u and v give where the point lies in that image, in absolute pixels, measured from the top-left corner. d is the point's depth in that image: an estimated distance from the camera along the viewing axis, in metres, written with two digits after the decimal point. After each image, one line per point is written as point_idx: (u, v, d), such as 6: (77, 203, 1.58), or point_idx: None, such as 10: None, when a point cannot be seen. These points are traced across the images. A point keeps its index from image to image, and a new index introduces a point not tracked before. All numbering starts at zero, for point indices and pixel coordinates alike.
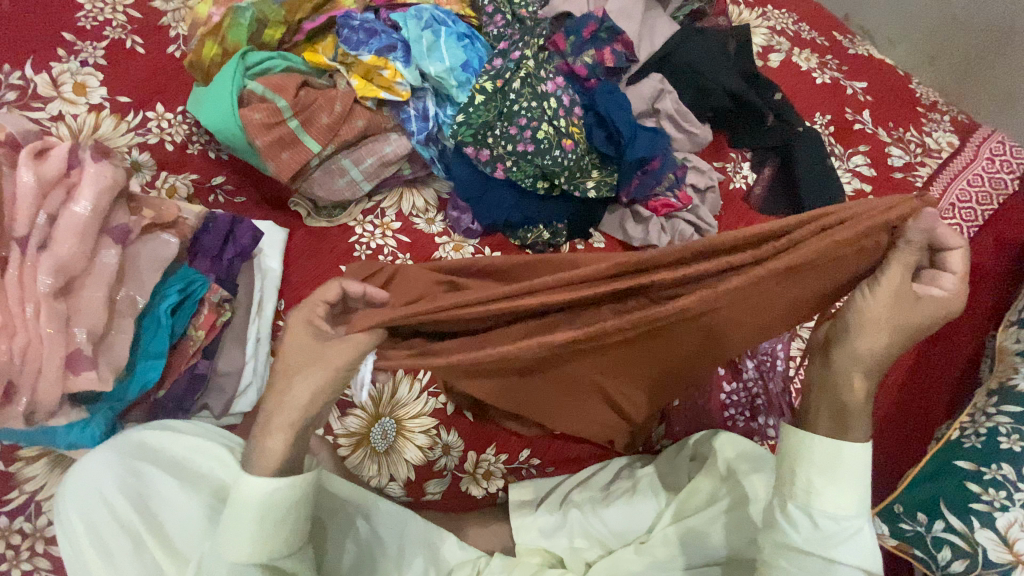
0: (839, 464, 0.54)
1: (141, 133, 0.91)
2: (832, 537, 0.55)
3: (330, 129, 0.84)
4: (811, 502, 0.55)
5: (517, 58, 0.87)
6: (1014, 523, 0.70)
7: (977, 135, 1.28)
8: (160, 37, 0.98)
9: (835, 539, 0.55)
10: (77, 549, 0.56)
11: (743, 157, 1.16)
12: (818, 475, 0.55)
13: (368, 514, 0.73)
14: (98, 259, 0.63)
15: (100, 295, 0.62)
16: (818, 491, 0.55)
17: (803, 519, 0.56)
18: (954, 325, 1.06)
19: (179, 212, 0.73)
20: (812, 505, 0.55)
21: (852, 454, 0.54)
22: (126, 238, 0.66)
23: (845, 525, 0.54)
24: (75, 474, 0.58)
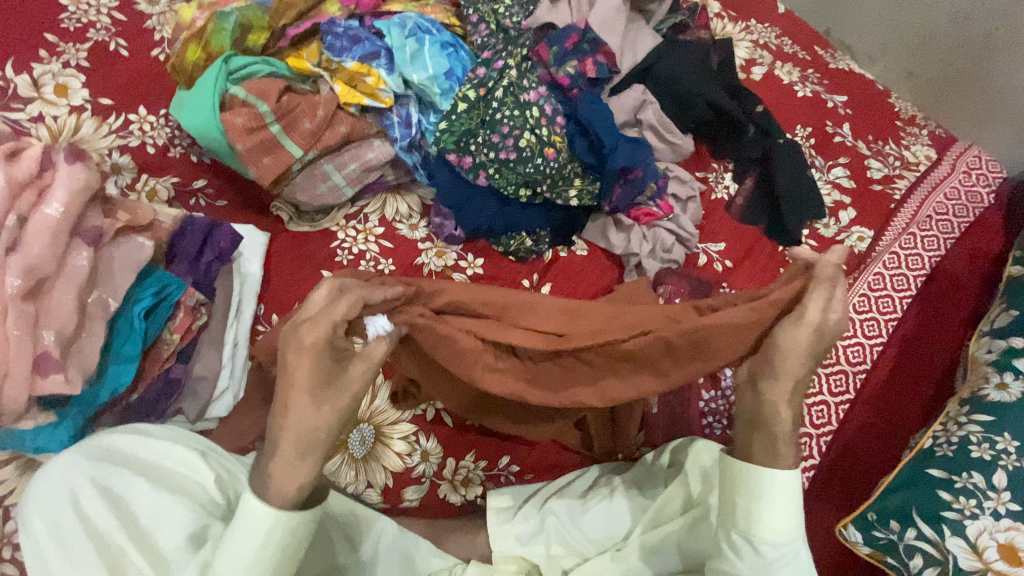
0: (776, 494, 0.62)
1: (122, 135, 0.90)
2: (773, 561, 0.63)
3: (313, 133, 0.84)
4: (752, 531, 0.63)
5: (500, 67, 0.89)
6: (983, 531, 0.72)
7: (953, 149, 1.31)
8: (144, 40, 0.98)
9: (776, 563, 0.63)
10: (35, 553, 0.52)
11: (725, 168, 1.18)
12: (758, 504, 0.63)
13: (351, 521, 0.75)
14: (69, 261, 0.63)
15: (71, 297, 0.61)
16: (757, 519, 0.63)
17: (748, 549, 0.64)
18: (930, 336, 1.09)
19: (156, 215, 0.73)
20: (753, 534, 0.63)
21: (787, 484, 0.62)
22: (99, 240, 0.66)
23: (783, 550, 0.63)
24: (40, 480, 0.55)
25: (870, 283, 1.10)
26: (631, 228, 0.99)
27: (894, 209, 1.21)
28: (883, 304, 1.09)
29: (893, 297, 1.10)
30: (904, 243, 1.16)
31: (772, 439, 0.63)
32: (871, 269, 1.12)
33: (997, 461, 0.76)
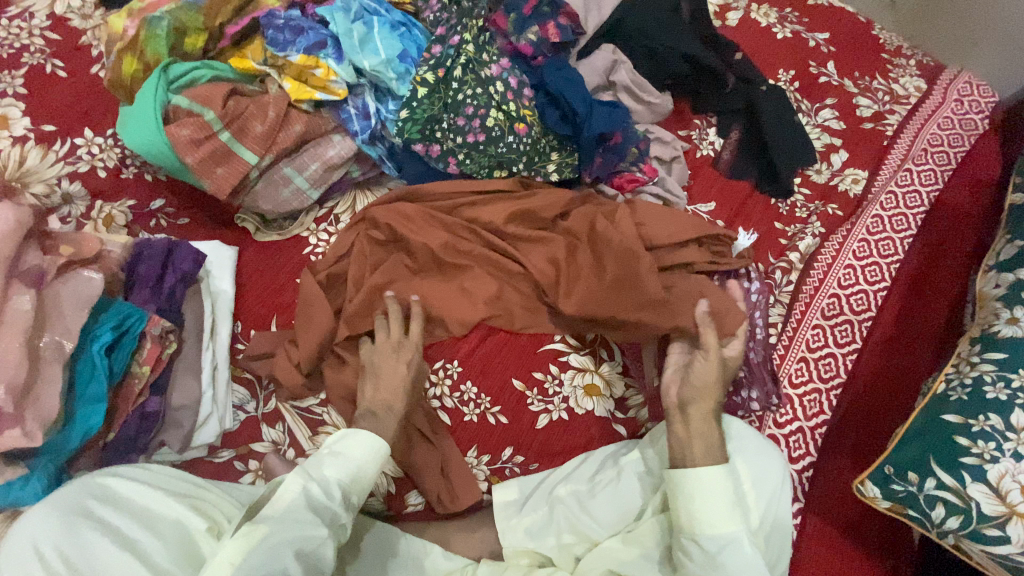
0: (704, 488, 0.66)
1: (71, 162, 0.86)
2: (715, 555, 0.65)
3: (266, 136, 0.79)
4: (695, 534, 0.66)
5: (456, 42, 0.83)
6: (1004, 474, 0.69)
7: (945, 76, 1.25)
8: (82, 57, 0.93)
9: (711, 561, 0.65)
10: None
11: (709, 123, 1.11)
12: (694, 501, 0.67)
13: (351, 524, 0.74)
14: (10, 307, 0.59)
15: (17, 344, 0.58)
16: (697, 518, 0.66)
17: (695, 547, 0.66)
18: (936, 271, 1.05)
19: (103, 246, 0.71)
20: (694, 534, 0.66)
21: (708, 478, 0.66)
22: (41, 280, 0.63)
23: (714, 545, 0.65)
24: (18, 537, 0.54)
25: (869, 226, 1.06)
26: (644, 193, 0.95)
27: (887, 146, 1.16)
28: (882, 247, 1.05)
29: (894, 238, 1.06)
30: (900, 181, 1.11)
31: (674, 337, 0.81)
32: (869, 211, 1.07)
33: (1013, 400, 0.72)
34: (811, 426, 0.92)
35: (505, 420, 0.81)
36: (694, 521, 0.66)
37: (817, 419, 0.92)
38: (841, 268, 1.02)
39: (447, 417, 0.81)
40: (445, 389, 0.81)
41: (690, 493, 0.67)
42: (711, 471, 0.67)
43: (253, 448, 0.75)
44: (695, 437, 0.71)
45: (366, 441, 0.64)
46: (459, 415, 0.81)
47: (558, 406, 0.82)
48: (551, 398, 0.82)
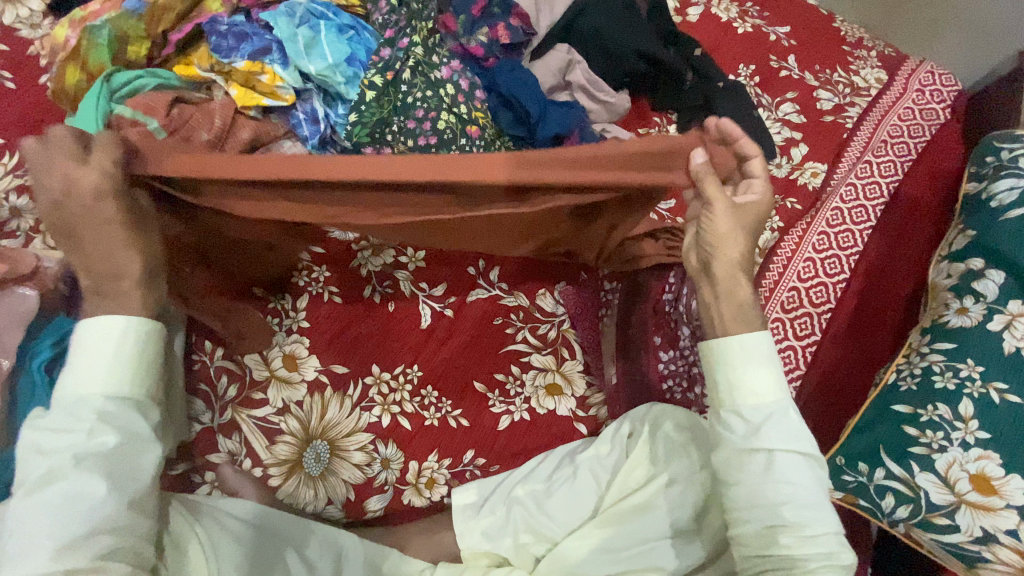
0: (746, 357, 0.61)
1: (19, 174, 0.85)
2: (761, 426, 0.59)
3: (213, 144, 0.78)
4: (735, 400, 0.61)
5: (406, 45, 0.83)
6: (951, 463, 0.70)
7: (905, 67, 1.26)
8: (29, 67, 0.91)
9: (763, 426, 0.59)
10: None
11: (668, 120, 1.13)
12: (734, 372, 0.61)
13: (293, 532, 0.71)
14: None
15: None
16: (738, 386, 0.61)
17: (737, 420, 0.60)
18: (895, 263, 1.07)
19: (38, 260, 0.68)
20: (736, 401, 0.61)
21: (753, 345, 0.61)
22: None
23: (766, 412, 0.60)
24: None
25: (828, 219, 1.07)
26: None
27: (847, 139, 1.17)
28: (842, 239, 1.06)
29: (853, 230, 1.07)
30: (860, 173, 1.12)
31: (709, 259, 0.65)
32: (828, 204, 1.09)
33: (962, 390, 0.73)
34: None
35: (466, 423, 0.82)
36: (736, 382, 0.61)
37: None
38: (801, 261, 1.03)
39: (408, 423, 0.81)
40: (407, 394, 0.82)
41: (749, 363, 0.61)
42: (752, 338, 0.61)
43: (209, 459, 0.76)
44: (745, 287, 0.63)
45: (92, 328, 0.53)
46: (420, 420, 0.82)
47: (519, 406, 0.84)
48: (512, 399, 0.84)
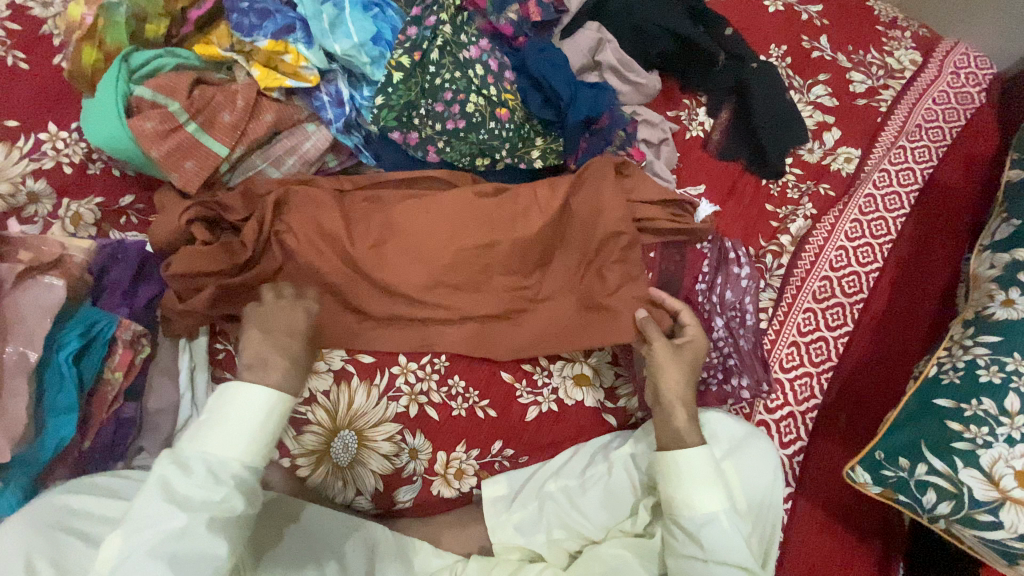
0: (681, 472, 0.68)
1: (35, 158, 0.82)
2: (701, 535, 0.66)
3: (236, 127, 0.76)
4: (676, 513, 0.68)
5: (432, 23, 0.80)
6: (997, 459, 0.68)
7: (941, 49, 1.22)
8: (42, 47, 0.88)
9: (701, 541, 0.65)
10: None
11: (697, 102, 1.09)
12: (673, 489, 0.68)
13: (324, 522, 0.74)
14: None
15: None
16: (676, 502, 0.68)
17: (680, 529, 0.67)
18: (931, 252, 1.04)
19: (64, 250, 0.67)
20: (677, 514, 0.68)
21: (689, 459, 0.68)
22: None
23: (703, 526, 0.66)
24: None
25: (861, 206, 1.04)
26: (652, 168, 0.95)
27: (881, 124, 1.13)
28: (875, 227, 1.03)
29: (887, 218, 1.04)
30: (894, 159, 1.09)
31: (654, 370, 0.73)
32: (862, 191, 1.05)
33: (1008, 384, 0.71)
34: (802, 411, 0.91)
35: (494, 413, 0.79)
36: (688, 501, 0.67)
37: (808, 404, 0.92)
38: (834, 249, 1.00)
39: (435, 413, 0.78)
40: (434, 384, 0.78)
41: (690, 476, 0.68)
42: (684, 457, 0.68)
43: None
44: (688, 431, 0.70)
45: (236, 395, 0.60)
46: (448, 409, 0.79)
47: (548, 397, 0.81)
48: (541, 389, 0.81)
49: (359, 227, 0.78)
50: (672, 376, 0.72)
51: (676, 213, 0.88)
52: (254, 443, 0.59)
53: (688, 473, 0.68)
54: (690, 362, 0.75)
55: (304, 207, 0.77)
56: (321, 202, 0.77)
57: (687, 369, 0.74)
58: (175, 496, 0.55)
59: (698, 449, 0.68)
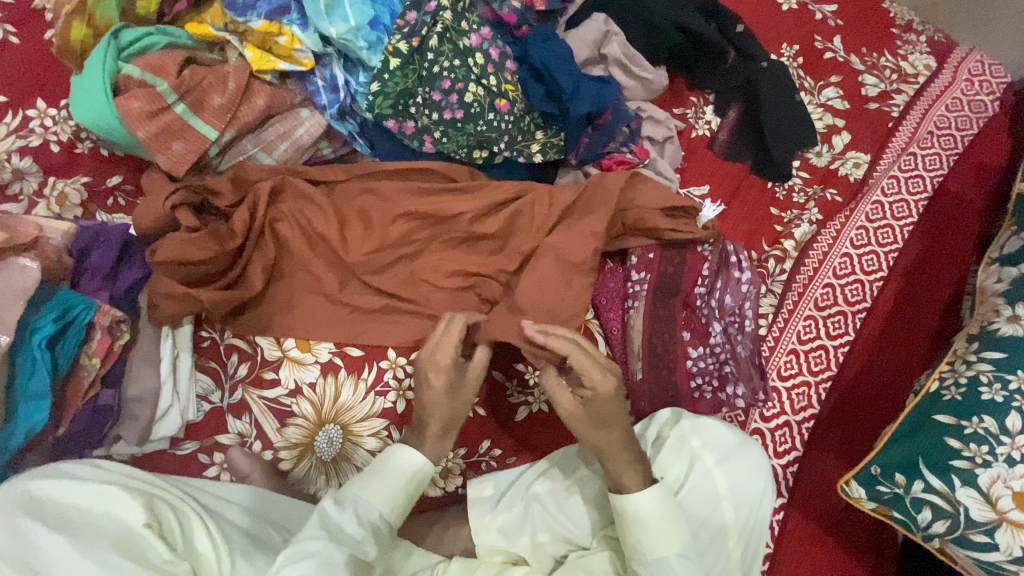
0: (641, 516, 0.63)
1: (22, 135, 0.80)
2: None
3: (226, 109, 0.73)
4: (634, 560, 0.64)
5: (432, 9, 0.77)
6: (995, 479, 0.66)
7: (956, 54, 1.18)
8: (34, 21, 0.86)
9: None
10: None
11: (705, 100, 1.06)
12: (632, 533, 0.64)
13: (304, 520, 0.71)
14: None
15: None
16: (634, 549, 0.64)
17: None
18: (937, 262, 1.01)
19: (41, 232, 0.66)
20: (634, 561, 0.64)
21: (648, 503, 0.63)
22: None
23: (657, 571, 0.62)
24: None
25: (869, 212, 1.01)
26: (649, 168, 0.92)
27: (892, 129, 1.10)
28: (882, 235, 1.01)
29: (894, 226, 1.02)
30: (904, 165, 1.06)
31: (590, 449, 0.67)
32: (869, 197, 1.03)
33: (1010, 402, 0.69)
34: (798, 421, 0.89)
35: (483, 412, 0.79)
36: (637, 545, 0.63)
37: (804, 414, 0.90)
38: (838, 257, 0.98)
39: None
40: None
41: (636, 518, 0.64)
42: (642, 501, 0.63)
43: (218, 441, 0.72)
44: (625, 471, 0.65)
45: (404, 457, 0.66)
46: None
47: (538, 398, 0.80)
48: (531, 390, 0.80)
49: (353, 229, 0.77)
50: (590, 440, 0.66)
51: (676, 215, 0.86)
52: (398, 497, 0.64)
53: (643, 519, 0.63)
54: (599, 407, 0.67)
55: (297, 201, 0.77)
56: (314, 197, 0.77)
57: (592, 424, 0.67)
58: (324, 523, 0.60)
59: (640, 496, 0.64)
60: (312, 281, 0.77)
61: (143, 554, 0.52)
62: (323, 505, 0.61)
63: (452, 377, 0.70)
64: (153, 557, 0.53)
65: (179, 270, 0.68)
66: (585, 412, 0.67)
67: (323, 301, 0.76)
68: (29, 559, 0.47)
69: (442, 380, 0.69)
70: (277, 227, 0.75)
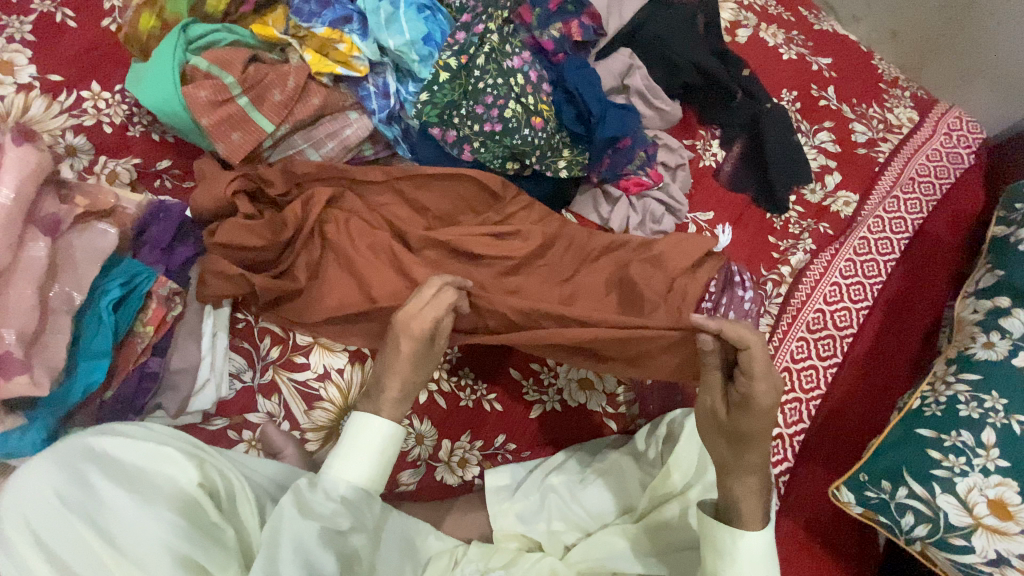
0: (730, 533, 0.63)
1: (76, 114, 0.83)
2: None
3: (284, 106, 0.79)
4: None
5: (480, 31, 0.84)
6: (972, 487, 0.73)
7: (936, 110, 1.31)
8: (93, 9, 0.90)
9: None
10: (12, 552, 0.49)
11: (712, 135, 1.15)
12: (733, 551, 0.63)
13: None
14: (25, 253, 0.61)
15: (30, 292, 0.59)
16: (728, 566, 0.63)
17: None
18: (918, 297, 1.10)
19: (118, 201, 0.72)
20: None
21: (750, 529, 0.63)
22: (56, 228, 0.64)
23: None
24: (10, 503, 0.50)
25: (856, 247, 1.10)
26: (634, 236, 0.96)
27: (878, 173, 1.20)
28: (868, 268, 1.10)
29: (879, 260, 1.11)
30: (888, 207, 1.16)
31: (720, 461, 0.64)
32: (857, 233, 1.12)
33: (985, 419, 0.77)
34: (790, 433, 0.95)
35: (500, 407, 0.82)
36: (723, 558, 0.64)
37: (795, 427, 0.96)
38: (828, 284, 1.06)
39: (445, 402, 0.80)
40: (445, 373, 0.81)
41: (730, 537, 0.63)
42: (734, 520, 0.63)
43: (248, 419, 0.74)
44: (746, 498, 0.63)
45: (368, 429, 0.62)
46: (455, 400, 0.81)
47: (552, 397, 0.84)
48: (546, 389, 0.84)
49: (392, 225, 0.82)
50: (715, 450, 0.65)
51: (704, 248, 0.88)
52: (368, 470, 0.61)
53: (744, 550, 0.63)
54: (748, 430, 0.62)
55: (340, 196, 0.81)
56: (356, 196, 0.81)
57: (728, 439, 0.63)
58: (305, 505, 0.58)
59: (756, 534, 0.62)
60: (349, 273, 0.79)
61: (195, 513, 0.56)
62: (297, 485, 0.59)
63: (419, 348, 0.66)
64: (203, 519, 0.56)
65: (234, 253, 0.74)
66: (725, 427, 0.63)
67: (357, 289, 0.78)
68: (94, 510, 0.51)
69: (409, 349, 0.65)
70: (325, 227, 0.78)
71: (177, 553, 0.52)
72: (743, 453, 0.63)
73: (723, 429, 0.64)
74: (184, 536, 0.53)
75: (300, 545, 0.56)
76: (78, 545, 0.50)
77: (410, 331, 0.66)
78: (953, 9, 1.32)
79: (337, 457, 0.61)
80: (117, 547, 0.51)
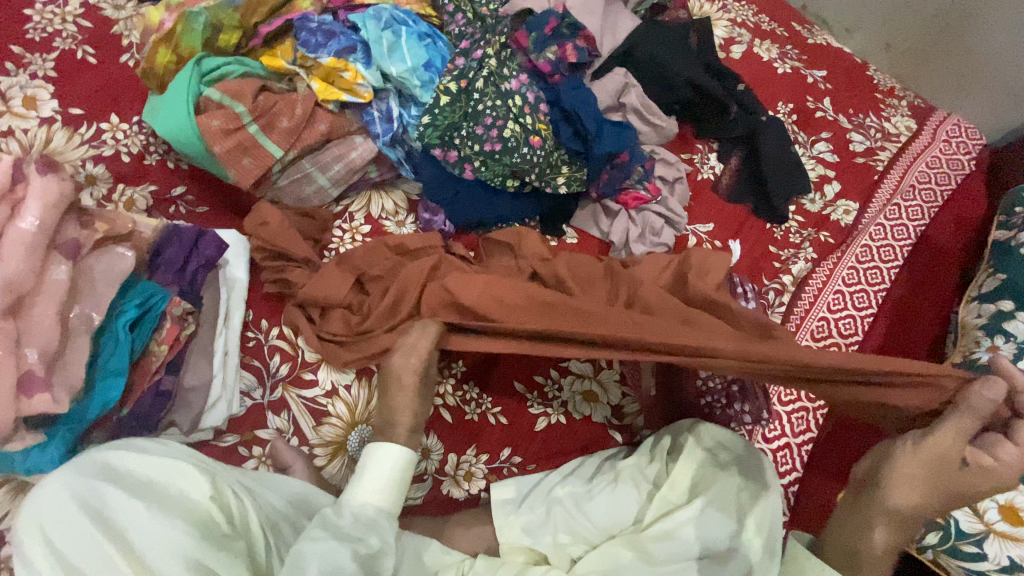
0: None
1: (95, 145, 0.88)
2: None
3: (292, 132, 0.82)
4: None
5: (479, 56, 0.88)
6: (982, 493, 0.73)
7: (933, 118, 1.32)
8: (113, 46, 0.95)
9: None
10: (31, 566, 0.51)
11: (710, 148, 1.17)
12: None
13: None
14: (48, 276, 0.64)
15: (52, 312, 0.62)
16: None
17: None
18: (921, 303, 1.10)
19: (134, 226, 0.75)
20: None
21: None
22: (77, 252, 0.67)
23: None
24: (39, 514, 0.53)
25: (858, 255, 1.11)
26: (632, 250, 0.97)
27: (878, 181, 1.22)
28: (871, 275, 1.10)
29: (882, 268, 1.11)
30: (890, 214, 1.17)
31: (895, 502, 0.62)
32: (859, 242, 1.12)
33: None
34: (798, 443, 0.91)
35: (505, 421, 0.83)
36: None
37: (803, 436, 0.91)
38: (831, 293, 1.06)
39: (450, 415, 0.82)
40: (450, 386, 0.83)
41: None
42: None
43: (258, 435, 0.76)
44: (883, 545, 0.64)
45: (383, 454, 0.66)
46: (461, 413, 0.83)
47: (557, 410, 0.85)
48: (550, 401, 0.85)
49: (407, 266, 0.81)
50: (907, 496, 0.61)
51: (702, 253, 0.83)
52: (388, 487, 0.65)
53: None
54: (959, 489, 0.59)
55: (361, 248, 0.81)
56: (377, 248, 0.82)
57: (930, 488, 0.60)
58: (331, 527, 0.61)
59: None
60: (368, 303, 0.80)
61: (206, 525, 0.57)
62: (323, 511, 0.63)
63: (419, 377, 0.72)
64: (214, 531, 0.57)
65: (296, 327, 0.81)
66: (943, 476, 0.59)
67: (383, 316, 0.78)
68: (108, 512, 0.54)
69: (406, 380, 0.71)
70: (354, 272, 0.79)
71: (185, 560, 0.53)
72: (913, 495, 0.61)
73: (930, 474, 0.60)
74: (195, 544, 0.54)
75: (327, 563, 0.57)
76: (92, 554, 0.52)
77: (400, 364, 0.71)
78: (944, 20, 1.34)
79: (357, 481, 0.66)
80: (129, 551, 0.53)
